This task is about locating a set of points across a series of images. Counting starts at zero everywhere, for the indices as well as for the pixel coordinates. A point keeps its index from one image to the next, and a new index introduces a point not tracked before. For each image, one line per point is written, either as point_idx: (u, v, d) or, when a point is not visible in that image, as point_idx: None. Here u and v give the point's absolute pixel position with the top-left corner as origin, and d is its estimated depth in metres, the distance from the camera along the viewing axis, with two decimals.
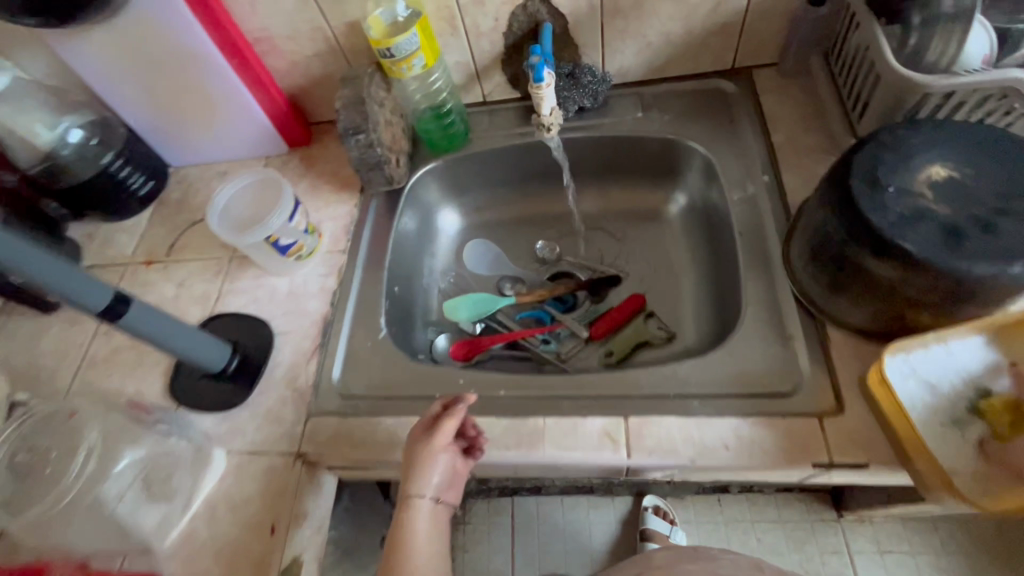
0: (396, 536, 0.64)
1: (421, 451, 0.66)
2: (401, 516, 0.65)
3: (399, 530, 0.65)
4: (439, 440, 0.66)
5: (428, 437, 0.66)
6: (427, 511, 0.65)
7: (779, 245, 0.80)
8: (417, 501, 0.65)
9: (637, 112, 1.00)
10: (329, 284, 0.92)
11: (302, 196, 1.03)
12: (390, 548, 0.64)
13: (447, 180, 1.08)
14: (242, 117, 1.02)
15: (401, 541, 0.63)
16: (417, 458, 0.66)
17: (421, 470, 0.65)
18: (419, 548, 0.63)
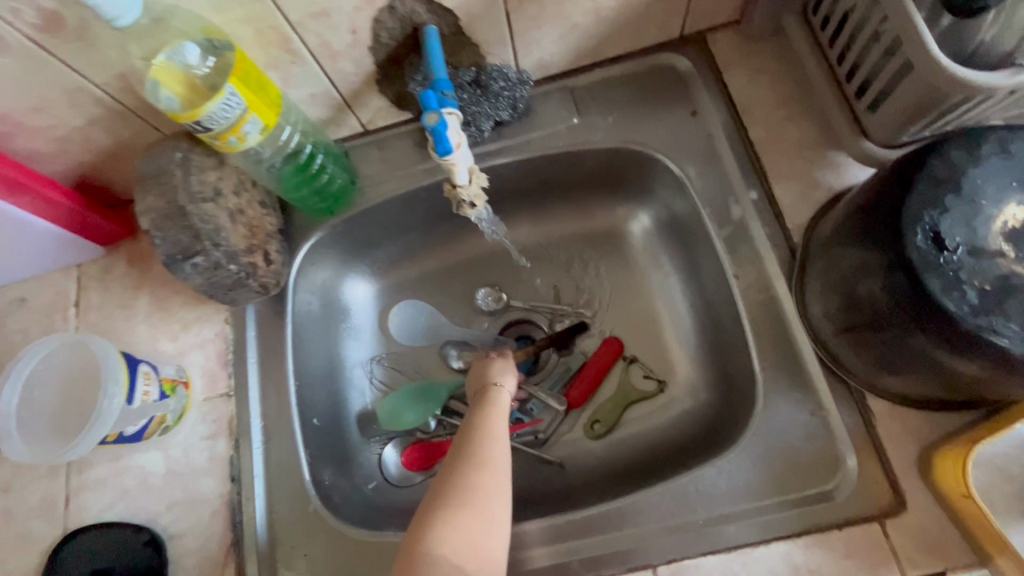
0: (473, 421, 0.59)
1: (492, 366, 0.68)
2: (471, 440, 0.56)
3: (472, 424, 0.59)
4: (504, 361, 0.69)
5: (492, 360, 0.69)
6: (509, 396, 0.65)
7: (787, 287, 0.64)
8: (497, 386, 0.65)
9: (572, 118, 0.75)
10: (221, 449, 0.68)
11: (148, 320, 0.74)
12: (472, 421, 0.59)
13: (344, 245, 0.81)
14: (10, 232, 0.69)
15: (487, 421, 0.59)
16: (488, 368, 0.68)
17: (495, 368, 0.67)
18: (499, 434, 0.57)
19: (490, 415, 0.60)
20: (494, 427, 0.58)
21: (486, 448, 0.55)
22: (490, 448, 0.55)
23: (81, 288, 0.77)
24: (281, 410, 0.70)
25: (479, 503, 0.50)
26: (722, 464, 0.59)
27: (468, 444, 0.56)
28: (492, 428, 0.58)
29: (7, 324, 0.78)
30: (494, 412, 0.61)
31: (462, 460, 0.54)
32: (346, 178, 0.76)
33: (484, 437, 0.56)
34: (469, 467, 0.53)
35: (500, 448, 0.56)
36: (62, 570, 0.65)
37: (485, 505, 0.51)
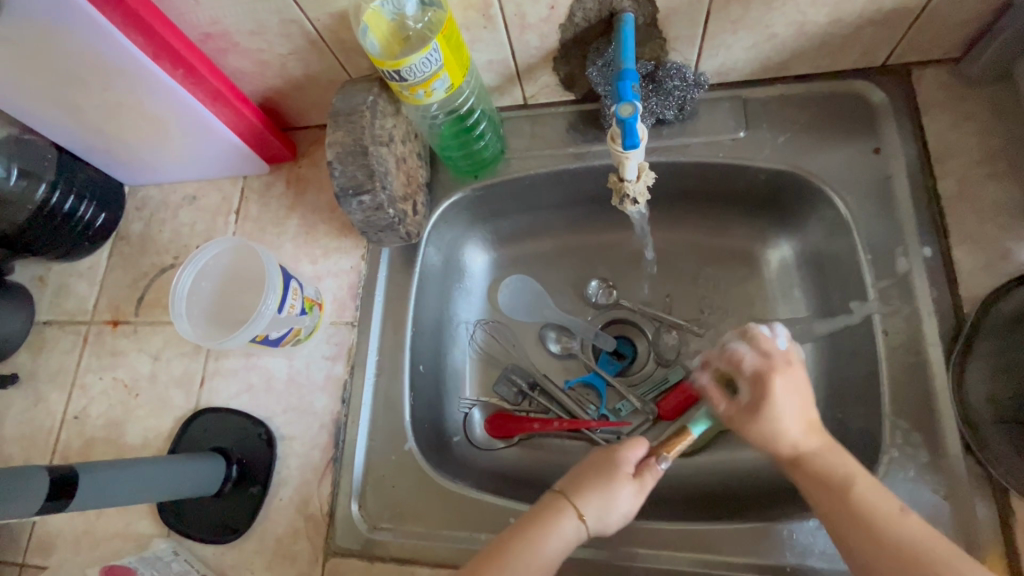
0: (509, 549, 0.53)
1: (604, 483, 0.57)
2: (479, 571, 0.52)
3: (500, 544, 0.54)
4: (622, 488, 0.56)
5: (617, 477, 0.57)
6: (568, 541, 0.54)
7: (942, 357, 0.59)
8: (570, 521, 0.55)
9: (739, 131, 0.72)
10: (339, 372, 0.74)
11: (295, 240, 0.81)
12: (503, 549, 0.53)
13: (478, 210, 0.83)
14: (203, 138, 0.77)
15: (521, 560, 0.52)
16: (595, 487, 0.56)
17: (595, 497, 0.56)
18: None
19: (521, 554, 0.52)
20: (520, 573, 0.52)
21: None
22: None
23: (244, 198, 0.85)
24: (396, 350, 0.74)
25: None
26: (826, 520, 0.58)
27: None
28: (520, 571, 0.52)
29: (179, 215, 0.87)
30: (538, 547, 0.53)
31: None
32: (496, 147, 0.78)
33: (501, 575, 0.51)
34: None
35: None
36: (189, 440, 0.74)
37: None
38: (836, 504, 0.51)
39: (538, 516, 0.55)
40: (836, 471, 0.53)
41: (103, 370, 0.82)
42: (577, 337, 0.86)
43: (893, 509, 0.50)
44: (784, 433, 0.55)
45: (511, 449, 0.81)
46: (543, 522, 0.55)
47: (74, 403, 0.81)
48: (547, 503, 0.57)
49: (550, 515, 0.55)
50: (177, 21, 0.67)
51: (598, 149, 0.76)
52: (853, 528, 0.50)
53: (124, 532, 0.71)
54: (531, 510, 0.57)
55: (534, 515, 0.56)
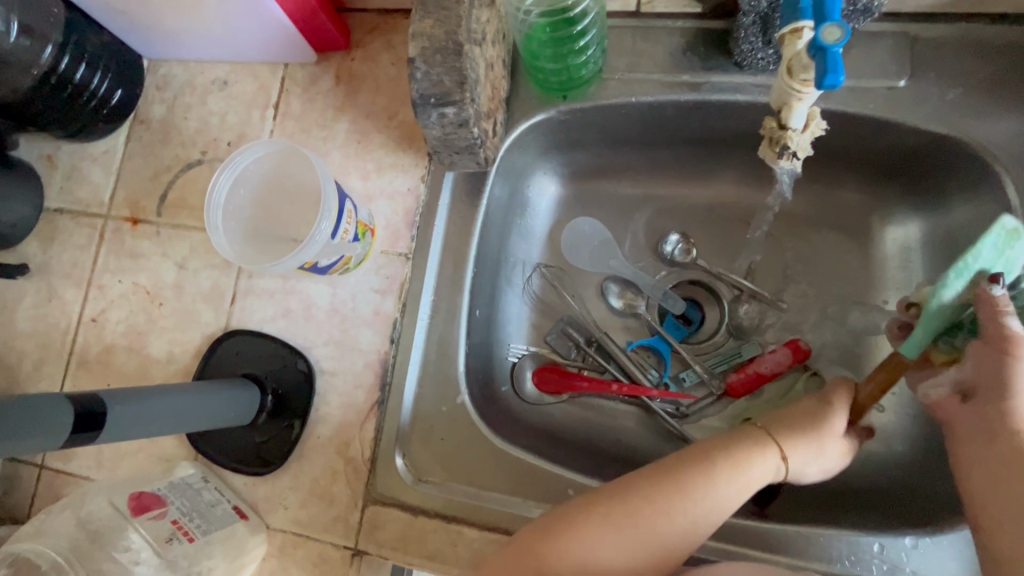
0: (710, 465, 0.50)
1: (812, 416, 0.53)
2: (686, 477, 0.49)
3: (703, 454, 0.50)
4: (835, 424, 0.52)
5: (829, 407, 0.53)
6: (768, 474, 0.50)
7: None
8: (773, 458, 0.50)
9: (899, 79, 0.59)
10: (388, 308, 0.66)
11: (344, 149, 0.70)
12: (710, 462, 0.50)
13: (559, 138, 0.71)
14: (243, 10, 0.63)
15: (729, 476, 0.49)
16: (807, 432, 0.52)
17: (806, 446, 0.51)
18: (698, 498, 0.49)
19: (723, 479, 0.49)
20: (719, 493, 0.49)
21: (670, 503, 0.48)
22: (691, 507, 0.48)
23: (284, 91, 0.73)
24: (453, 292, 0.66)
25: (608, 542, 0.47)
26: (920, 538, 0.53)
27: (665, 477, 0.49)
28: (721, 485, 0.49)
29: (207, 102, 0.75)
30: (739, 472, 0.50)
31: (644, 493, 0.49)
32: (595, 64, 0.64)
33: (701, 483, 0.49)
34: (638, 506, 0.48)
35: (698, 516, 0.48)
36: (220, 363, 0.68)
37: (618, 540, 0.47)
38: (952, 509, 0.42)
39: (741, 441, 0.51)
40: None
41: (122, 272, 0.73)
42: (643, 296, 0.76)
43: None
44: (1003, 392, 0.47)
45: (561, 406, 0.75)
46: (747, 447, 0.51)
47: (91, 304, 0.73)
48: (752, 433, 0.52)
49: (756, 446, 0.51)
50: None
51: (719, 80, 0.63)
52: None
53: (151, 450, 0.66)
54: (734, 432, 0.53)
55: (733, 439, 0.52)
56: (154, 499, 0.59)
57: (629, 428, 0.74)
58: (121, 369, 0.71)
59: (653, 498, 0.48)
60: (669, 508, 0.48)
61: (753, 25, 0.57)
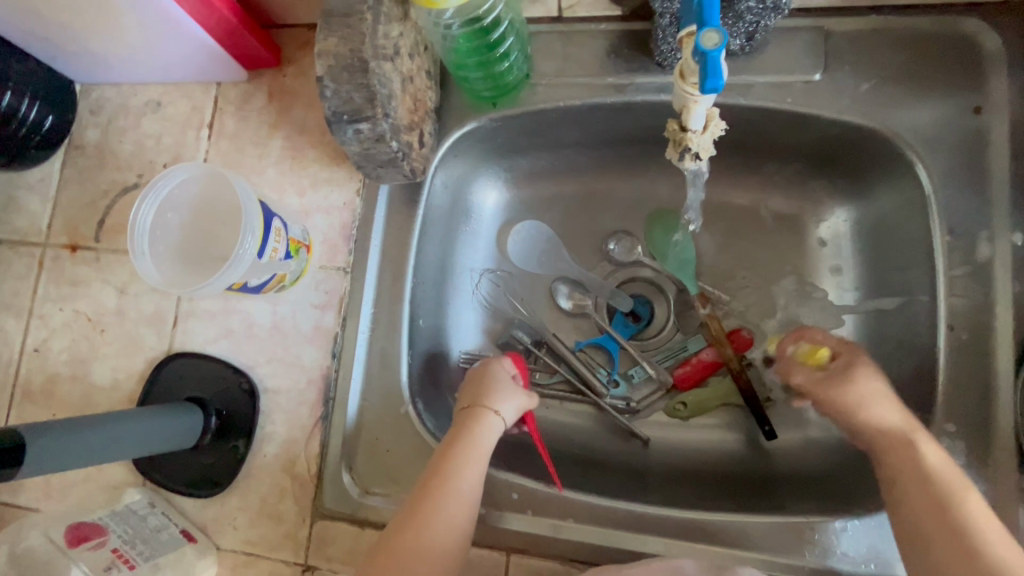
0: (448, 458, 0.55)
1: (846, 403, 0.54)
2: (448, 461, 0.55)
3: (455, 438, 0.57)
4: (863, 393, 0.53)
5: (843, 388, 0.54)
6: (498, 432, 0.58)
7: (1009, 361, 0.53)
8: (491, 418, 0.58)
9: (815, 73, 0.60)
10: (329, 323, 0.66)
11: (279, 166, 0.69)
12: (451, 443, 0.56)
13: (494, 144, 0.72)
14: (164, 33, 0.63)
15: (474, 447, 0.56)
16: (487, 388, 0.60)
17: (500, 395, 0.60)
18: (469, 474, 0.55)
19: (473, 451, 0.56)
20: (474, 466, 0.55)
21: (435, 503, 0.52)
22: (454, 485, 0.54)
23: (217, 109, 0.72)
24: (393, 303, 0.66)
25: (412, 558, 0.50)
26: (850, 521, 0.56)
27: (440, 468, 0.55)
28: (475, 453, 0.56)
29: (141, 125, 0.74)
30: (473, 447, 0.56)
31: (420, 504, 0.53)
32: (521, 70, 0.65)
33: (462, 460, 0.55)
34: (422, 511, 0.52)
35: (467, 486, 0.54)
36: (163, 387, 0.67)
37: (422, 546, 0.51)
38: (905, 473, 0.49)
39: (456, 430, 0.58)
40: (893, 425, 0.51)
41: (63, 301, 0.73)
42: (591, 293, 0.76)
43: (970, 492, 0.47)
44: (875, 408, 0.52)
45: None
46: (463, 430, 0.57)
47: (33, 334, 0.73)
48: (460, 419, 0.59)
49: (464, 422, 0.58)
50: None
51: (643, 82, 0.64)
52: (919, 495, 0.47)
53: (98, 477, 0.66)
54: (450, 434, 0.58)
55: (454, 434, 0.57)
56: (93, 529, 0.60)
57: (585, 427, 0.73)
58: (66, 398, 0.70)
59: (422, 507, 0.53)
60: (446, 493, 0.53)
61: (669, 26, 0.57)
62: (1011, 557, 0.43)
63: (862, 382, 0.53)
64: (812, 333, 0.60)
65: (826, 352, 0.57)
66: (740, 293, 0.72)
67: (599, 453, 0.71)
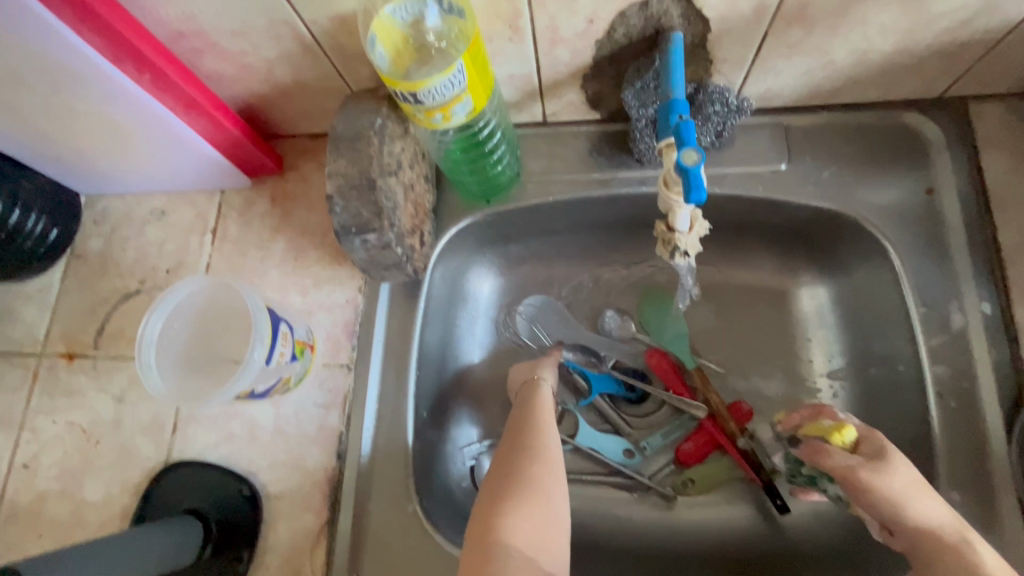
0: (526, 426, 0.58)
1: (891, 496, 0.49)
2: (525, 431, 0.57)
3: (522, 416, 0.60)
4: (905, 482, 0.50)
5: (884, 475, 0.50)
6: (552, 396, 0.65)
7: (1001, 426, 0.55)
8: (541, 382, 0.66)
9: (780, 163, 0.66)
10: (333, 422, 0.65)
11: (282, 267, 0.72)
12: (520, 418, 0.60)
13: (489, 236, 0.75)
14: (175, 150, 0.67)
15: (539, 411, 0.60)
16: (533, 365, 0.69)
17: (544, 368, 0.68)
18: (550, 430, 0.58)
19: (542, 414, 0.60)
20: (545, 423, 0.59)
21: (535, 459, 0.53)
22: (543, 441, 0.56)
23: (220, 216, 0.75)
24: (397, 398, 0.66)
25: (527, 510, 0.48)
26: None
27: (522, 436, 0.56)
28: (541, 415, 0.60)
29: (145, 233, 0.77)
30: (543, 411, 0.61)
31: (510, 464, 0.53)
32: (512, 170, 0.70)
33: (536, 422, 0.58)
34: (525, 460, 0.53)
35: (550, 437, 0.57)
36: (159, 498, 0.65)
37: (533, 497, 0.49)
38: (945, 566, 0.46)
39: (522, 407, 0.62)
40: (942, 534, 0.47)
41: (56, 412, 0.71)
42: (602, 357, 0.76)
43: None
44: (914, 507, 0.49)
45: None
46: (527, 401, 0.63)
47: (22, 449, 0.70)
48: (518, 397, 0.65)
49: (525, 399, 0.63)
50: (139, 16, 0.55)
51: (625, 175, 0.69)
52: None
53: None
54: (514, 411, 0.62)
55: (519, 409, 0.62)
56: None
57: (596, 510, 0.72)
58: (55, 518, 0.67)
59: (520, 463, 0.53)
60: (534, 447, 0.55)
61: (646, 127, 0.63)
62: None
63: (899, 467, 0.50)
64: (828, 410, 0.60)
65: (851, 430, 0.55)
66: (734, 365, 0.74)
67: (609, 539, 0.70)
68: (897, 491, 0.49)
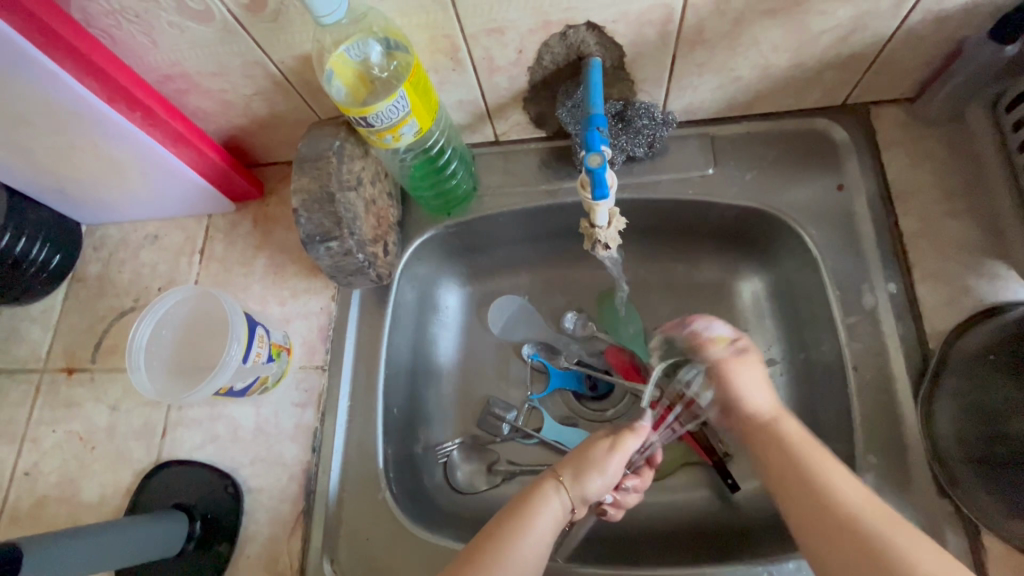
0: (502, 534, 0.55)
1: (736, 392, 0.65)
2: (497, 542, 0.55)
3: (508, 517, 0.57)
4: (749, 385, 0.65)
5: (738, 375, 0.65)
6: (560, 506, 0.59)
7: (912, 394, 0.60)
8: (560, 488, 0.60)
9: (707, 168, 0.73)
10: (309, 419, 0.71)
11: (263, 281, 0.79)
12: (504, 520, 0.57)
13: (452, 246, 0.82)
14: (164, 179, 0.75)
15: (525, 523, 0.56)
16: (576, 462, 0.63)
17: (577, 469, 0.62)
18: (518, 559, 0.54)
19: (523, 528, 0.56)
20: (524, 545, 0.55)
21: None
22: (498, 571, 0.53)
23: (208, 238, 0.83)
24: (368, 395, 0.72)
25: None
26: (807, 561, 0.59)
27: (483, 548, 0.54)
28: (523, 534, 0.56)
29: (140, 256, 0.84)
30: (530, 526, 0.57)
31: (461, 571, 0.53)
32: (468, 184, 0.77)
33: (511, 538, 0.55)
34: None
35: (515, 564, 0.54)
36: (150, 496, 0.70)
37: None
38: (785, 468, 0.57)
39: (520, 503, 0.59)
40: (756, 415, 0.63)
41: (56, 422, 0.77)
42: (562, 354, 0.83)
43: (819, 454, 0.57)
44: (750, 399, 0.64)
45: (493, 492, 0.77)
46: (527, 499, 0.59)
47: (24, 458, 0.76)
48: (533, 483, 0.61)
49: (537, 493, 0.59)
50: (131, 63, 0.64)
51: (571, 186, 0.77)
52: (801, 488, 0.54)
53: None
54: (514, 497, 0.60)
55: (515, 503, 0.59)
56: None
57: None
58: (53, 520, 0.72)
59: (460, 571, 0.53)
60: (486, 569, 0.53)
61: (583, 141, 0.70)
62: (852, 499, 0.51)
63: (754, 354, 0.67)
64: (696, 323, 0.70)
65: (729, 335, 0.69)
66: None
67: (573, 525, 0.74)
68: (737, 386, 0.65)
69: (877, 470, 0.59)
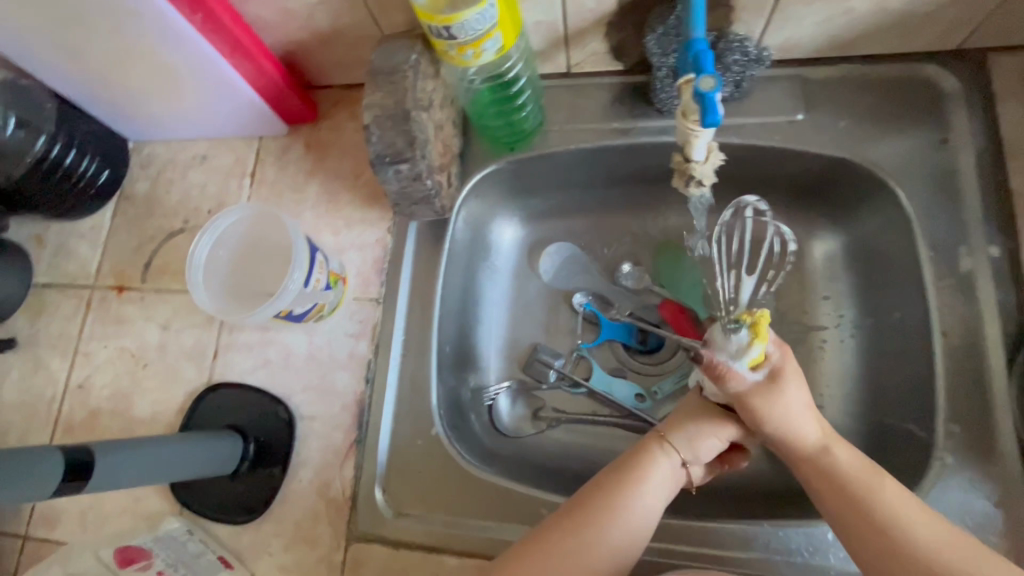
0: (607, 495, 0.53)
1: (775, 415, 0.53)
2: (603, 502, 0.53)
3: (613, 477, 0.54)
4: (790, 402, 0.53)
5: (773, 399, 0.53)
6: (673, 468, 0.56)
7: (1003, 365, 0.57)
8: (672, 450, 0.56)
9: (796, 114, 0.68)
10: (362, 350, 0.70)
11: (315, 209, 0.76)
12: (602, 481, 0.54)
13: (512, 184, 0.78)
14: (219, 95, 0.71)
15: (633, 483, 0.54)
16: (689, 423, 0.58)
17: (685, 433, 0.57)
18: (628, 521, 0.52)
19: (632, 489, 0.53)
20: (629, 502, 0.53)
21: (575, 543, 0.51)
22: (601, 531, 0.51)
23: (258, 161, 0.80)
24: (422, 331, 0.70)
25: None
26: None
27: (580, 508, 0.52)
28: (629, 495, 0.53)
29: (188, 176, 0.82)
30: (639, 487, 0.54)
31: (547, 531, 0.52)
32: (535, 118, 0.73)
33: (613, 499, 0.53)
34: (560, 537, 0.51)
35: (622, 526, 0.52)
36: (203, 415, 0.71)
37: None
38: (845, 513, 0.50)
39: (625, 461, 0.56)
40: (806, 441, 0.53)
41: (108, 338, 0.77)
42: (616, 306, 0.80)
43: (885, 484, 0.50)
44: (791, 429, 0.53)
45: (539, 437, 0.76)
46: (632, 459, 0.56)
47: (77, 371, 0.76)
48: (641, 443, 0.57)
49: (646, 455, 0.56)
50: None
51: (645, 125, 0.71)
52: (862, 531, 0.48)
53: (135, 508, 0.69)
54: (623, 455, 0.56)
55: (623, 463, 0.56)
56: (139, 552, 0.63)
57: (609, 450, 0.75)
58: (106, 433, 0.73)
59: (551, 530, 0.52)
60: (582, 536, 0.51)
61: (666, 76, 0.66)
62: (943, 550, 0.46)
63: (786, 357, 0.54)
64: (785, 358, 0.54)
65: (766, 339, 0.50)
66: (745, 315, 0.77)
67: None
68: (778, 414, 0.53)
69: (958, 439, 0.57)
